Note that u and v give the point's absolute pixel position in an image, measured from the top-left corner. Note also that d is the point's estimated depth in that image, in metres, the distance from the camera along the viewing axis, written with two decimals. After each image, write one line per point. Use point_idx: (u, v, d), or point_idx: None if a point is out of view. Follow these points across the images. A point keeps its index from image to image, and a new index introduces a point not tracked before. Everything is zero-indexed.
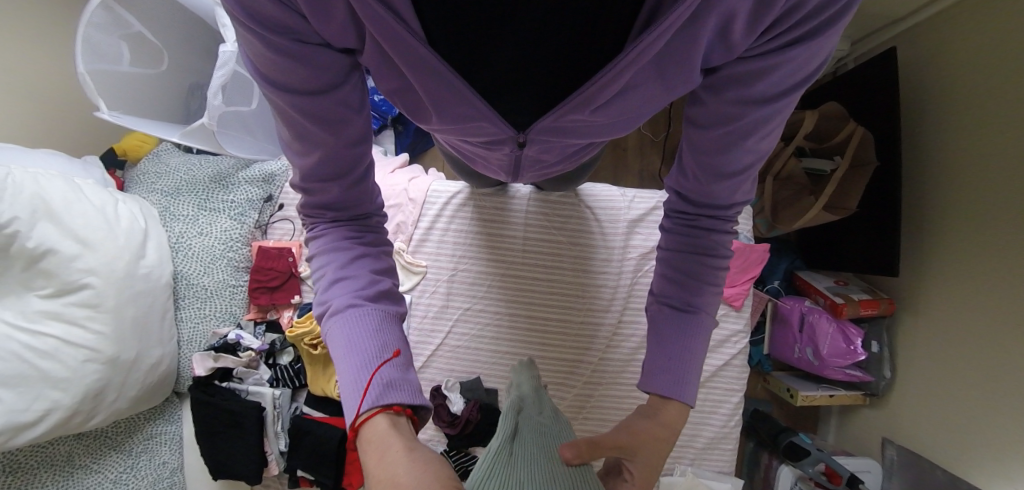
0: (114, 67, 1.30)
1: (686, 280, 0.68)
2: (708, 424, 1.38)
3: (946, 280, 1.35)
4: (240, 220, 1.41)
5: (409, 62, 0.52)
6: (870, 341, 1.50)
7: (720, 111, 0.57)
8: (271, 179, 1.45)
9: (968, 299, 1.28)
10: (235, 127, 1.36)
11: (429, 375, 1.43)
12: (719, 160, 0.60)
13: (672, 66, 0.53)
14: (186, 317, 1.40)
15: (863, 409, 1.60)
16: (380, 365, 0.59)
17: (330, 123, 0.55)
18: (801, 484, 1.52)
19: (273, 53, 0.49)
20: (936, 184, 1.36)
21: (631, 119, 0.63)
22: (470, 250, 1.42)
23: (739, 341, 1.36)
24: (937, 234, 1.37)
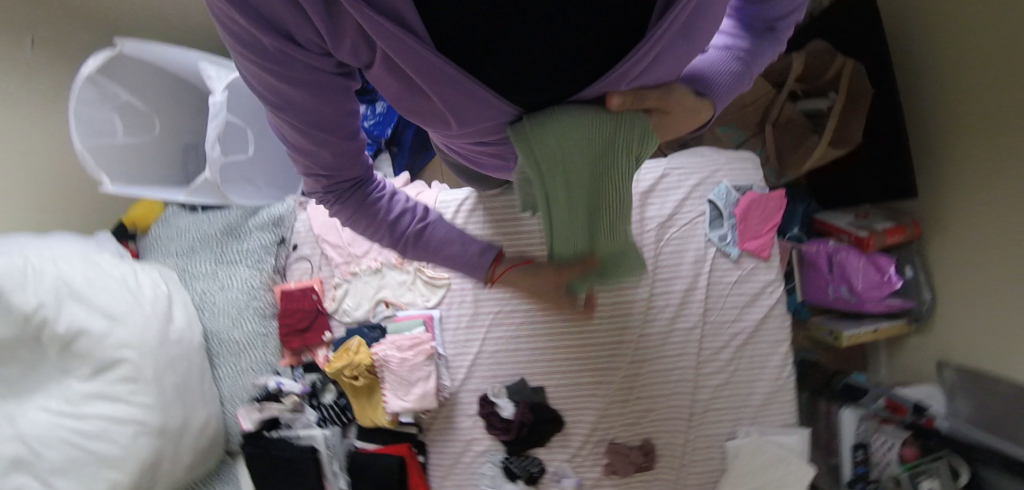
0: (110, 140, 1.32)
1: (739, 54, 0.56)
2: (763, 379, 1.37)
3: (967, 189, 1.34)
4: (259, 267, 1.42)
5: (416, 72, 0.42)
6: (904, 267, 1.49)
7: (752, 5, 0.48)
8: (281, 222, 1.44)
9: (995, 205, 1.27)
10: (232, 178, 1.35)
11: (474, 386, 1.44)
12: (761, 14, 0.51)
13: (697, 25, 0.44)
14: (224, 374, 1.40)
15: (910, 336, 1.58)
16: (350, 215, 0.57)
17: (334, 132, 0.47)
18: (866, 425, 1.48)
19: (264, 64, 0.40)
20: (938, 98, 1.36)
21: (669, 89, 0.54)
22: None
23: (775, 290, 1.33)
24: (949, 147, 1.35)
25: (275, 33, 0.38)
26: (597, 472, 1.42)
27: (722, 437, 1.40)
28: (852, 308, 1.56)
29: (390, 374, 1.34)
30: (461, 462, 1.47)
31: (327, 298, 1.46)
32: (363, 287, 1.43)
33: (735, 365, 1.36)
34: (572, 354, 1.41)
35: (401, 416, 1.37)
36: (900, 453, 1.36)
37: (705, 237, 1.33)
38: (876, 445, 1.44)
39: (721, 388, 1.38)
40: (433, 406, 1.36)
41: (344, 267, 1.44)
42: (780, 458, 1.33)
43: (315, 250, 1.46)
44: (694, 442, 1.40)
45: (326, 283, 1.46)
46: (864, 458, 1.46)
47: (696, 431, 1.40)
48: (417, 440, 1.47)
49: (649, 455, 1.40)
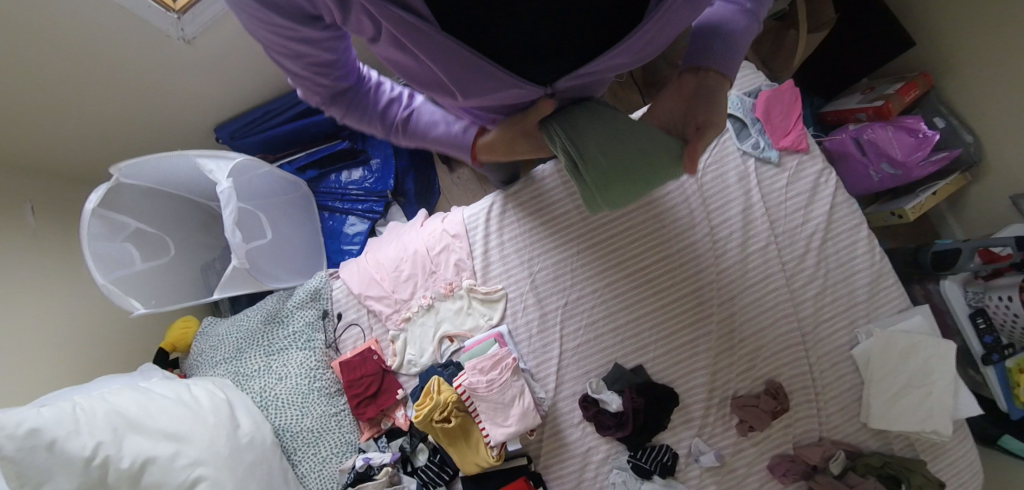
0: (128, 269, 1.28)
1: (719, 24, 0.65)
2: (859, 271, 1.28)
3: (962, 22, 1.32)
4: (311, 346, 1.33)
5: (428, 53, 0.51)
6: (934, 121, 1.45)
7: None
8: (319, 295, 1.38)
9: (1004, 24, 1.25)
10: (257, 264, 1.33)
11: (569, 392, 1.33)
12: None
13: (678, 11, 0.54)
14: (306, 470, 1.28)
15: (971, 188, 1.51)
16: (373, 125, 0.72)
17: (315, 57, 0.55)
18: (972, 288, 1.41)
19: (280, 27, 0.49)
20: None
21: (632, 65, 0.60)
22: (533, 251, 1.35)
23: (829, 179, 1.28)
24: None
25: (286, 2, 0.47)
26: (734, 434, 1.29)
27: (844, 347, 1.28)
28: (901, 181, 1.51)
29: (481, 403, 1.22)
30: (586, 479, 1.32)
31: (388, 354, 1.37)
32: (420, 330, 1.35)
33: (824, 267, 1.28)
34: (658, 321, 1.31)
35: (507, 445, 1.24)
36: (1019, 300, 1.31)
37: (739, 151, 1.29)
38: (993, 307, 1.38)
39: (821, 297, 1.28)
40: (537, 422, 1.23)
41: (395, 315, 1.35)
42: (916, 344, 1.21)
43: (360, 312, 1.38)
44: (819, 364, 1.29)
45: (382, 341, 1.37)
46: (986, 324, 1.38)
47: (816, 353, 1.29)
48: (530, 471, 1.33)
49: (780, 396, 1.27)
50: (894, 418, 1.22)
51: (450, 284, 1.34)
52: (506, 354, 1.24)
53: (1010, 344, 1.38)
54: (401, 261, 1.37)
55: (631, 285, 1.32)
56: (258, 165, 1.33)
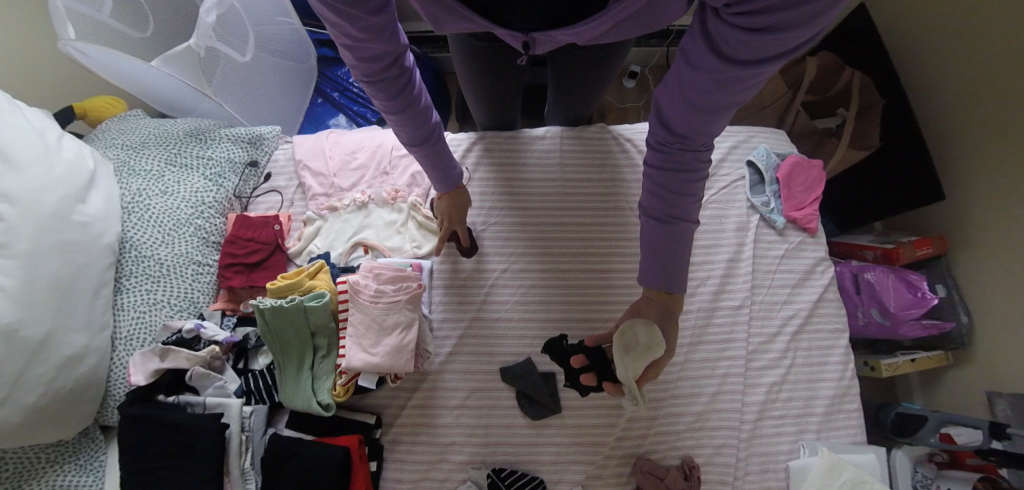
0: (93, 12, 1.12)
1: (696, 111, 0.62)
2: (825, 379, 1.11)
3: (993, 202, 1.25)
4: (217, 182, 1.14)
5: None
6: (935, 286, 1.34)
7: (714, 92, 0.59)
8: (259, 143, 1.20)
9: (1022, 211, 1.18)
10: (223, 79, 1.16)
11: (462, 365, 1.11)
12: (728, 90, 0.59)
13: (690, 95, 0.61)
14: (127, 304, 1.03)
15: (952, 374, 1.35)
16: (395, 120, 0.71)
17: (370, 29, 0.57)
18: (923, 470, 1.19)
19: None
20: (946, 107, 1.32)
21: (650, 260, 0.76)
22: (499, 198, 1.20)
23: (825, 271, 1.16)
24: (963, 155, 1.30)
25: None
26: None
27: (782, 456, 1.08)
28: (885, 336, 1.36)
29: (357, 313, 1.00)
30: (430, 477, 1.06)
31: (292, 237, 1.16)
32: (340, 226, 1.16)
33: (791, 358, 1.11)
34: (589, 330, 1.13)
35: (360, 378, 1.00)
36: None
37: (749, 203, 1.18)
38: None
39: (778, 390, 1.10)
40: (408, 368, 0.99)
41: (323, 199, 1.17)
42: (862, 481, 1.00)
43: (290, 182, 1.20)
44: (748, 463, 1.07)
45: (294, 219, 1.18)
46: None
47: (748, 448, 1.07)
48: (372, 438, 1.06)
49: (692, 478, 1.04)
50: None
51: (396, 192, 1.16)
52: (413, 277, 1.04)
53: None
54: (359, 149, 1.21)
55: (582, 286, 1.15)
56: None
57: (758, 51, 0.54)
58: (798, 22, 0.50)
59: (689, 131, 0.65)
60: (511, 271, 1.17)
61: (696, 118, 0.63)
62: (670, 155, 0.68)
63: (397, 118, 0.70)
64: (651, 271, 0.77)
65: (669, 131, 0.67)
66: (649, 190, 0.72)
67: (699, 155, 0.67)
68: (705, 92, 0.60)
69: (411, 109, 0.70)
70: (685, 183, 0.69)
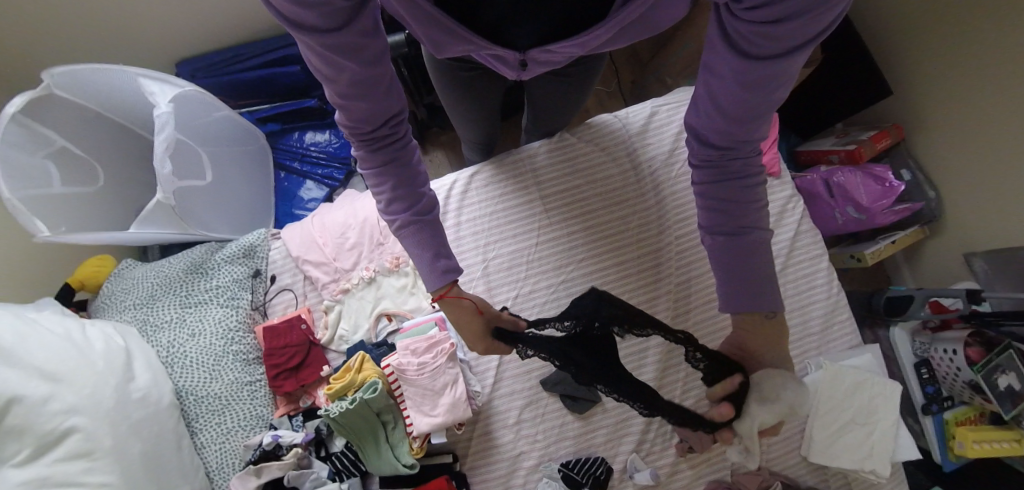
0: (46, 189, 1.12)
1: (735, 114, 0.61)
2: (815, 300, 1.27)
3: (933, 82, 1.36)
4: (233, 305, 1.21)
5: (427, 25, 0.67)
6: (900, 172, 1.46)
7: (744, 94, 0.57)
8: (253, 252, 1.27)
9: (961, 85, 1.29)
10: (190, 204, 1.21)
11: (506, 389, 1.24)
12: (761, 92, 0.56)
13: (724, 103, 0.60)
14: (205, 441, 1.15)
15: (928, 242, 1.51)
16: (384, 185, 0.72)
17: (359, 84, 0.59)
18: (918, 338, 1.38)
19: (319, 36, 0.51)
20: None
21: (725, 279, 0.72)
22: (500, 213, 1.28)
23: (796, 205, 1.29)
24: (916, 32, 1.35)
25: (307, 13, 0.48)
26: (667, 452, 1.23)
27: None
28: (863, 227, 1.49)
29: (409, 387, 1.11)
30: (511, 487, 1.22)
31: (319, 327, 1.25)
32: (358, 304, 1.23)
33: (782, 293, 1.26)
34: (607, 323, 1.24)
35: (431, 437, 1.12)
36: (966, 356, 1.24)
37: None
38: (936, 358, 1.33)
39: None
40: (467, 417, 1.12)
41: (333, 285, 1.24)
42: (862, 380, 1.19)
43: (296, 278, 1.27)
44: None
45: (315, 311, 1.26)
46: (931, 376, 1.33)
47: None
48: (454, 472, 1.21)
49: None
50: (832, 454, 1.19)
51: (397, 259, 1.23)
52: (445, 338, 1.14)
53: (949, 398, 1.32)
54: (348, 228, 1.26)
55: (593, 286, 1.24)
56: (206, 91, 1.22)
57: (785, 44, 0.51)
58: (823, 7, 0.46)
59: (732, 139, 0.65)
60: (523, 294, 1.25)
61: (732, 123, 0.62)
62: (721, 166, 0.68)
63: (391, 182, 0.72)
64: (732, 295, 0.72)
65: (712, 145, 0.67)
66: (706, 207, 0.72)
67: (751, 161, 0.67)
68: (745, 102, 0.58)
69: (406, 174, 0.72)
70: (744, 193, 0.68)
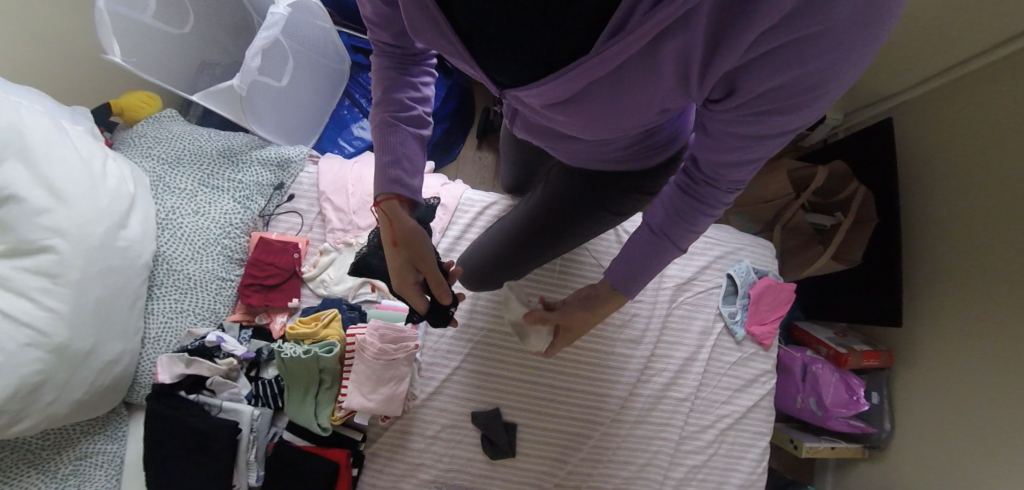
0: (137, 15, 1.13)
1: (729, 149, 0.60)
2: (739, 470, 1.33)
3: (933, 337, 1.41)
4: (245, 204, 1.24)
5: (435, 21, 0.56)
6: (870, 392, 1.53)
7: (736, 125, 0.57)
8: (286, 166, 1.30)
9: (957, 353, 1.34)
10: (261, 100, 1.22)
11: (440, 403, 1.29)
12: (755, 127, 0.56)
13: (724, 135, 0.59)
14: (157, 310, 1.16)
15: (861, 465, 1.58)
16: (381, 98, 0.75)
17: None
18: None
19: None
20: (929, 235, 1.42)
21: (633, 259, 0.78)
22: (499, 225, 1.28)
23: (767, 381, 1.36)
24: (930, 286, 1.41)
25: None
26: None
27: None
28: (815, 422, 1.56)
29: (361, 363, 1.15)
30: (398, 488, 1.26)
31: (308, 262, 1.28)
32: (353, 262, 1.26)
33: (715, 448, 1.32)
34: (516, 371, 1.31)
35: (355, 415, 1.16)
36: None
37: (717, 311, 1.37)
38: None
39: (697, 471, 1.32)
40: (397, 413, 1.16)
41: (339, 234, 1.27)
42: None
43: (311, 207, 1.30)
44: None
45: (311, 246, 1.29)
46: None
47: None
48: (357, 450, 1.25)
49: None
50: None
51: None
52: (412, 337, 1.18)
53: None
54: None
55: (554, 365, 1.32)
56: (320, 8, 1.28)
57: (773, 96, 0.52)
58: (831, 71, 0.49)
59: (713, 173, 0.65)
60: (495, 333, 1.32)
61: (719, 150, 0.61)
62: (693, 187, 0.69)
63: (385, 95, 0.74)
64: (634, 275, 0.79)
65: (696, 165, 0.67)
66: (662, 203, 0.74)
67: (719, 195, 0.67)
68: (733, 133, 0.58)
69: (403, 97, 0.74)
70: (690, 213, 0.70)
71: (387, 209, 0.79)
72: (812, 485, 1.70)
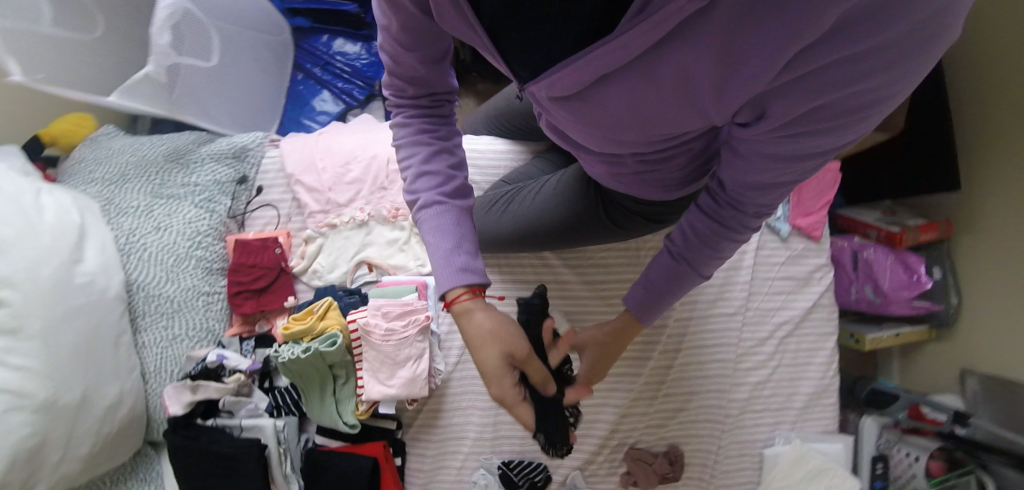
0: (32, 26, 0.96)
1: (772, 166, 0.47)
2: (807, 377, 1.23)
3: (998, 191, 1.24)
4: (209, 207, 1.11)
5: None
6: (932, 268, 1.38)
7: (778, 135, 0.43)
8: (244, 155, 1.15)
9: None
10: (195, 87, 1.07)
11: (468, 372, 1.19)
12: (815, 140, 0.42)
13: (768, 148, 0.45)
14: (148, 341, 1.07)
15: None
16: (416, 169, 0.64)
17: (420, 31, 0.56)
18: (885, 434, 1.32)
19: None
20: (976, 78, 1.23)
21: (647, 283, 0.66)
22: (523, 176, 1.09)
23: (824, 278, 1.23)
24: (986, 140, 1.24)
25: None
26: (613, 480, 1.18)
27: (758, 443, 1.22)
28: (873, 311, 1.41)
29: (371, 349, 1.04)
30: (446, 468, 1.17)
31: (295, 255, 1.15)
32: (342, 243, 1.13)
33: (778, 359, 1.21)
34: None
35: (380, 406, 1.05)
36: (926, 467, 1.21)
37: None
38: (896, 458, 1.28)
39: (762, 387, 1.22)
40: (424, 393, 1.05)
41: (320, 216, 1.13)
42: (826, 469, 1.14)
43: (284, 195, 1.16)
44: (727, 449, 1.21)
45: (294, 237, 1.15)
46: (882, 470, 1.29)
47: (729, 437, 1.21)
48: (395, 438, 1.17)
49: (676, 462, 1.17)
50: None
51: (397, 210, 1.12)
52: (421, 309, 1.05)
53: None
54: (353, 159, 1.14)
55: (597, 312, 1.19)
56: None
57: (821, 114, 0.40)
58: (891, 64, 0.35)
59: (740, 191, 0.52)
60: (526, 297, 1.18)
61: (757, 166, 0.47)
62: (718, 210, 0.56)
63: (424, 159, 0.64)
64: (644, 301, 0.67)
65: (721, 190, 0.55)
66: (684, 227, 0.61)
67: (746, 219, 0.55)
68: (774, 150, 0.45)
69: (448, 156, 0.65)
70: (715, 241, 0.58)
71: (461, 310, 0.61)
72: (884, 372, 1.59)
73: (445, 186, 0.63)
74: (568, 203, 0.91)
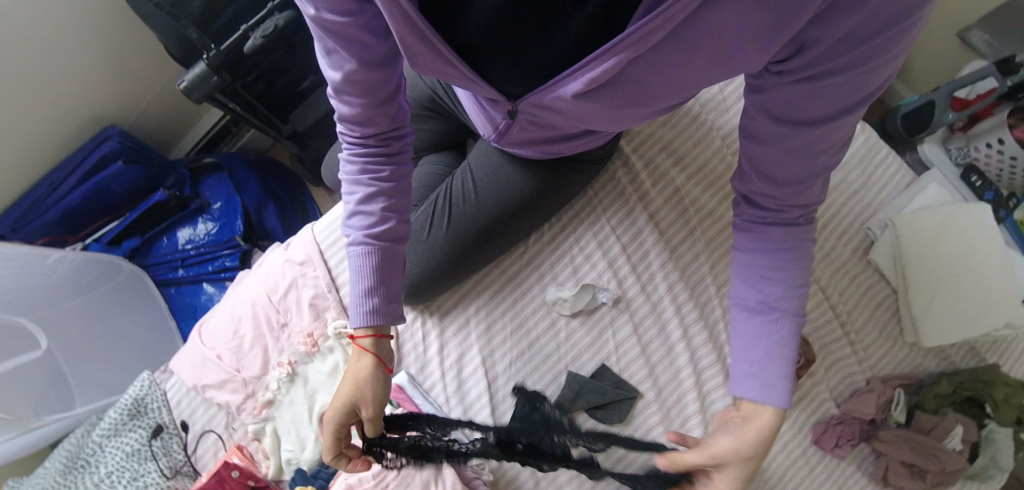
0: None
1: (794, 131, 0.53)
2: (843, 147, 1.00)
3: None
4: (140, 485, 0.90)
5: (423, 60, 0.53)
6: None
7: (799, 89, 0.49)
8: (144, 407, 0.95)
9: None
10: (58, 367, 0.97)
11: None
12: (826, 106, 0.50)
13: (783, 115, 0.52)
14: None
15: (910, 41, 1.30)
16: (357, 208, 0.63)
17: (373, 82, 0.56)
18: (957, 148, 1.13)
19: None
20: None
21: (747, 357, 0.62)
22: (425, 183, 0.95)
23: None
24: None
25: None
26: None
27: (856, 250, 0.97)
28: None
29: None
30: None
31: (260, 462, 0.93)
32: (292, 413, 0.92)
33: None
34: (589, 324, 0.91)
35: None
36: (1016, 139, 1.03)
37: None
38: (984, 160, 1.10)
39: None
40: None
41: (251, 403, 0.93)
42: (943, 220, 0.91)
43: (209, 410, 0.95)
44: (834, 283, 0.96)
45: (247, 446, 0.93)
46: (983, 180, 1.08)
47: (825, 269, 0.96)
48: None
49: (800, 345, 0.89)
50: (953, 319, 0.89)
51: (312, 336, 0.92)
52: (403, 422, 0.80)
53: (1011, 194, 1.10)
54: (238, 321, 0.94)
55: (604, 265, 0.93)
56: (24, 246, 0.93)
57: (838, 63, 0.46)
58: (897, 30, 0.43)
59: (782, 179, 0.58)
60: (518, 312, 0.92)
61: (787, 138, 0.54)
62: (764, 205, 0.63)
63: (369, 201, 0.62)
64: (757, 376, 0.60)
65: (757, 208, 0.63)
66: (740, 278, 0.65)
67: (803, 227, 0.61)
68: (800, 100, 0.50)
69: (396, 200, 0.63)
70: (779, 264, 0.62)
71: (356, 349, 0.64)
72: (893, 103, 1.39)
73: (378, 227, 0.62)
74: (515, 163, 0.86)
